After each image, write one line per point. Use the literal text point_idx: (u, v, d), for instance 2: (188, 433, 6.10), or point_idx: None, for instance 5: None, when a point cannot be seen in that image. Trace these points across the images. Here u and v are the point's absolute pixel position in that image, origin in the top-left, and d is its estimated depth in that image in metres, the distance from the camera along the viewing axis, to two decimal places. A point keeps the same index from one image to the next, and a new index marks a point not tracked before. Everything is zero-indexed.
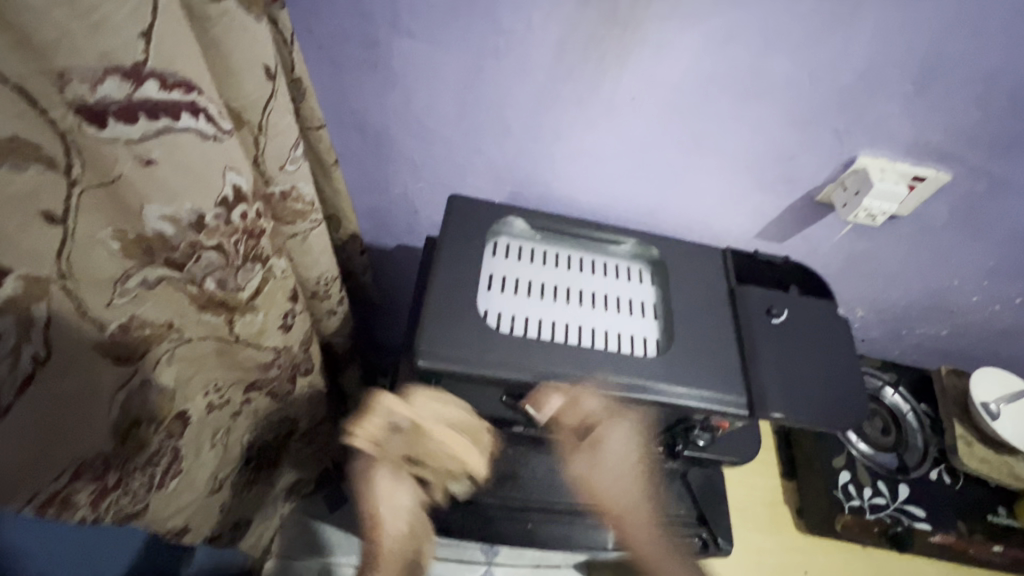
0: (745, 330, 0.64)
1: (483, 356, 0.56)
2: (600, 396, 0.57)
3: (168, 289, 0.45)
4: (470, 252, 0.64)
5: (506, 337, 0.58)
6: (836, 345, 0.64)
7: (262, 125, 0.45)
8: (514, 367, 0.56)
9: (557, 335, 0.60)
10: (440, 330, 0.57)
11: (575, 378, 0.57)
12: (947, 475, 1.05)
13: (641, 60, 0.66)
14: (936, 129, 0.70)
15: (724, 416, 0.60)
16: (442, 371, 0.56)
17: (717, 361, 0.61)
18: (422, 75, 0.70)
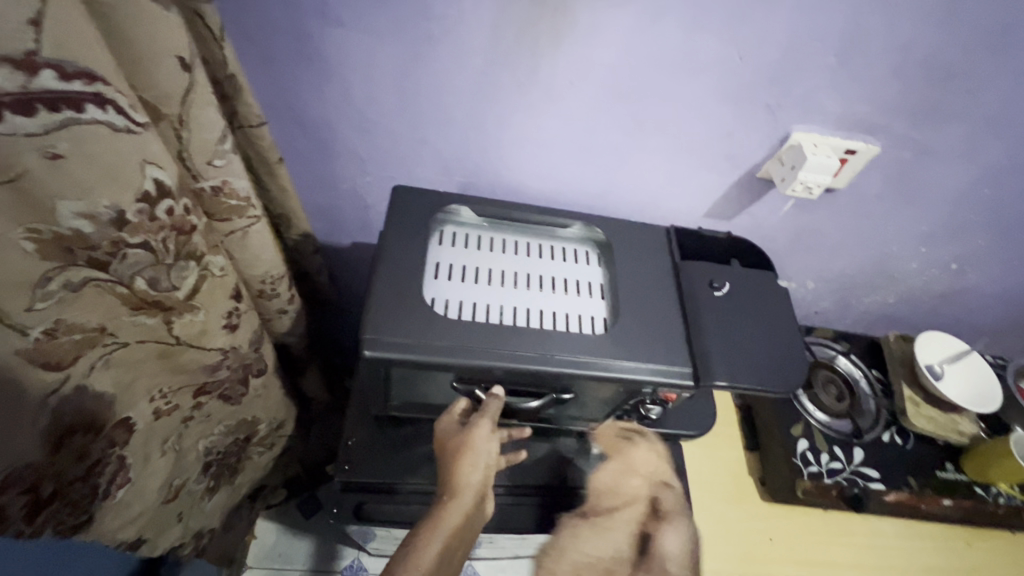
0: (689, 304, 0.66)
1: (431, 342, 0.57)
2: (550, 375, 0.58)
3: (96, 291, 0.44)
4: (416, 242, 0.65)
5: (454, 323, 0.58)
6: (775, 312, 0.67)
7: (181, 118, 0.44)
8: (462, 352, 0.57)
9: (505, 318, 0.61)
10: (386, 320, 0.58)
11: (524, 358, 0.58)
12: (898, 436, 1.10)
13: (574, 43, 0.67)
14: (861, 102, 0.74)
15: (672, 387, 0.61)
16: (390, 358, 0.56)
17: (663, 334, 0.63)
18: (360, 67, 0.70)
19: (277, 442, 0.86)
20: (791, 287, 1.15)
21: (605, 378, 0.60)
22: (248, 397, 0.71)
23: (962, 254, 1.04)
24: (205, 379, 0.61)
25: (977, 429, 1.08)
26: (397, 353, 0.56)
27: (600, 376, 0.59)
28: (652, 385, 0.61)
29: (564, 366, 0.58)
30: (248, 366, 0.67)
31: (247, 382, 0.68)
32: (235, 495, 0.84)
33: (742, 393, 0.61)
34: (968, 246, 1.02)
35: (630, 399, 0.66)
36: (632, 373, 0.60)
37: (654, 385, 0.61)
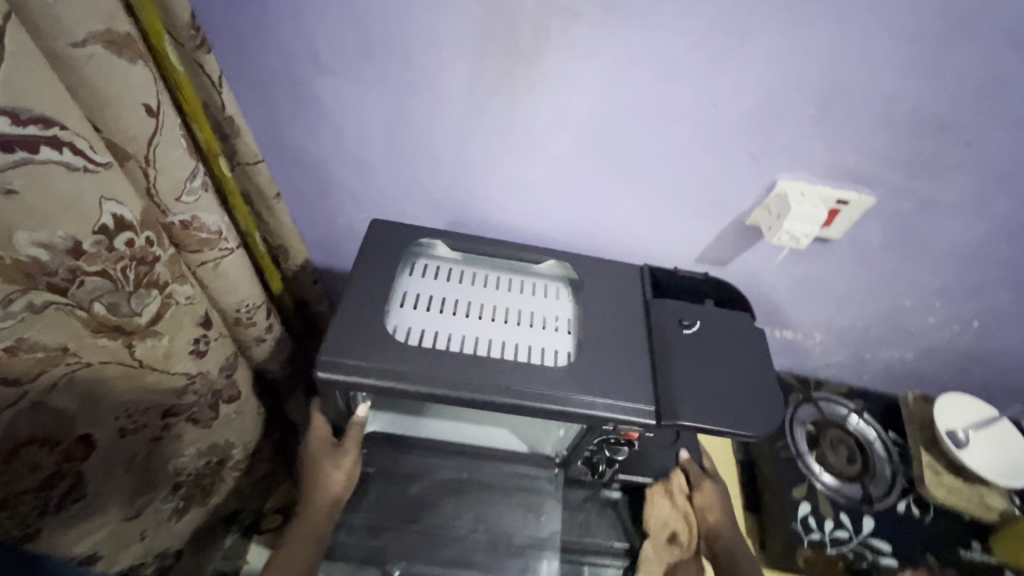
0: (658, 340, 0.65)
1: (385, 367, 0.57)
2: (506, 406, 0.57)
3: (57, 312, 0.46)
4: (387, 272, 0.66)
5: (412, 351, 0.59)
6: (748, 353, 0.65)
7: (148, 158, 0.47)
8: (416, 378, 0.57)
9: (465, 347, 0.60)
10: (343, 343, 0.59)
11: (479, 389, 0.57)
12: (916, 506, 1.00)
13: (549, 93, 0.69)
14: (849, 152, 0.72)
15: (634, 426, 0.59)
16: (343, 382, 0.57)
17: (628, 369, 0.61)
18: (349, 112, 0.74)
19: (257, 466, 0.88)
20: (797, 338, 1.09)
21: (564, 413, 0.58)
22: (219, 421, 0.72)
23: (983, 310, 0.97)
24: (171, 402, 0.63)
25: (1009, 504, 0.98)
26: (346, 376, 0.57)
27: (558, 410, 0.58)
28: (613, 423, 0.59)
29: (522, 397, 0.57)
30: (218, 392, 0.69)
31: (218, 407, 0.71)
32: (208, 519, 0.85)
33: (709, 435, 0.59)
34: (988, 302, 0.96)
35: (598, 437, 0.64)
36: (592, 409, 0.58)
37: (616, 423, 0.59)
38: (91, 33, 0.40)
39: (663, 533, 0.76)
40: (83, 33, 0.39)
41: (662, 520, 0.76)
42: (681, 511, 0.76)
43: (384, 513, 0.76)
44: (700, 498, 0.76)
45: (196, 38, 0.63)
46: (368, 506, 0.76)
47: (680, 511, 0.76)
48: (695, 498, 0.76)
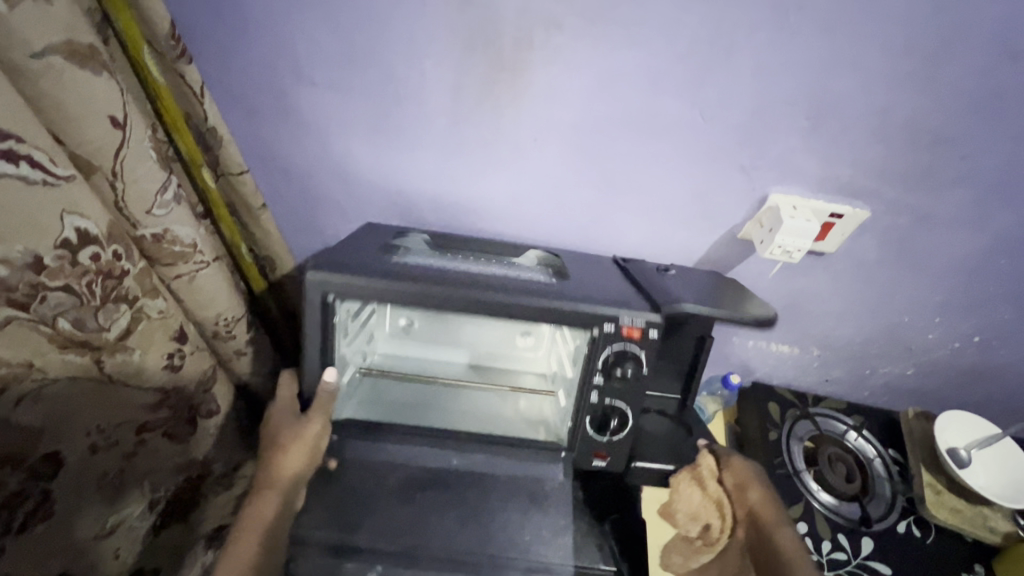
0: (642, 282, 0.73)
1: (394, 279, 0.62)
2: (515, 305, 0.61)
3: (20, 329, 0.45)
4: (379, 245, 0.72)
5: (424, 271, 0.65)
6: (719, 292, 0.75)
7: (115, 171, 0.46)
8: (429, 283, 0.62)
9: (471, 275, 0.66)
10: (355, 265, 0.64)
11: (489, 292, 0.62)
12: (916, 527, 0.97)
13: (535, 105, 0.67)
14: (842, 164, 0.70)
15: (637, 320, 0.63)
16: (360, 285, 0.61)
17: (620, 291, 0.68)
18: (333, 125, 0.73)
19: None
20: (793, 352, 1.07)
21: (570, 307, 0.62)
22: (198, 436, 0.71)
23: (984, 325, 0.95)
24: (145, 418, 0.62)
25: (1015, 527, 0.95)
26: (335, 281, 0.61)
27: (565, 304, 0.62)
28: (617, 315, 0.63)
29: (530, 299, 0.62)
30: (195, 406, 0.68)
31: (196, 422, 0.69)
32: None
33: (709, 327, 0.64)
34: (988, 319, 0.94)
35: (598, 361, 0.65)
36: (595, 305, 0.63)
37: (619, 317, 0.63)
38: (52, 43, 0.39)
39: (694, 523, 0.72)
40: (42, 44, 0.38)
41: (692, 508, 0.72)
42: (714, 499, 0.70)
43: (340, 523, 0.62)
44: (729, 476, 0.68)
45: (178, 48, 0.63)
46: (323, 517, 0.63)
47: (710, 496, 0.71)
48: (726, 478, 0.69)
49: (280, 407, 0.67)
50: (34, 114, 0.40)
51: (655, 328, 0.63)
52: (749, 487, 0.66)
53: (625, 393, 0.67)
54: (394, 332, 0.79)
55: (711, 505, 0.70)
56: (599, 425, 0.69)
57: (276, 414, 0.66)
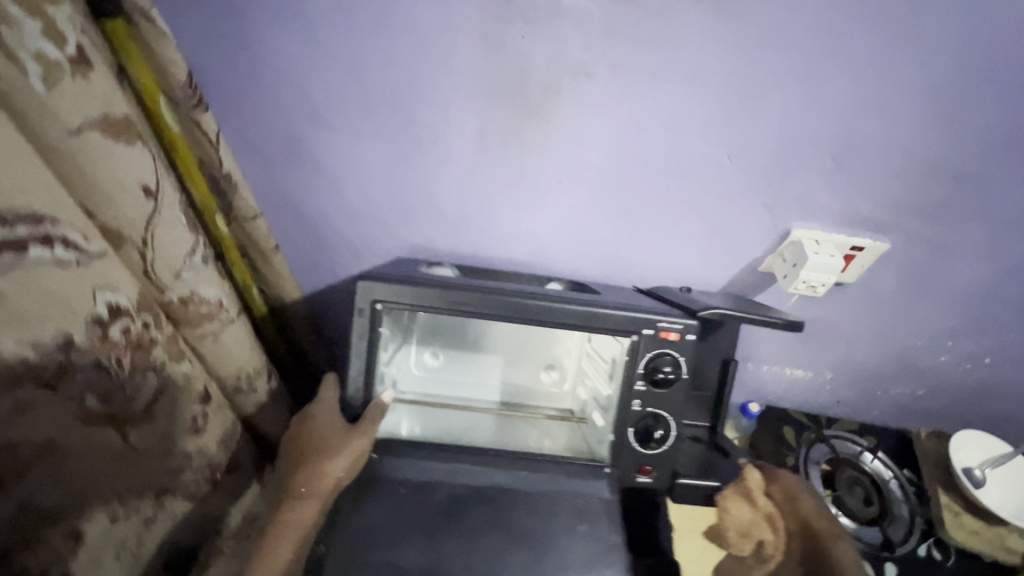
0: (669, 294, 0.76)
1: (438, 291, 0.65)
2: (555, 314, 0.64)
3: (47, 408, 0.42)
4: (414, 263, 0.74)
5: (465, 284, 0.67)
6: (742, 300, 0.78)
7: (145, 240, 0.45)
8: (472, 294, 0.64)
9: (509, 288, 0.68)
10: (399, 279, 0.66)
11: (528, 304, 0.64)
12: (937, 550, 0.96)
13: (560, 149, 0.66)
14: (865, 200, 0.71)
15: (671, 323, 0.66)
16: (405, 298, 0.63)
17: (650, 303, 0.71)
18: (348, 170, 0.70)
19: None
20: (807, 376, 1.07)
21: (606, 317, 0.65)
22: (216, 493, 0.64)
23: (994, 346, 0.97)
24: (168, 481, 0.56)
25: None
26: (385, 290, 0.63)
27: (602, 314, 0.65)
28: (652, 321, 0.65)
29: (567, 311, 0.65)
30: (217, 464, 0.63)
31: (215, 481, 0.63)
32: None
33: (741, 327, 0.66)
34: (996, 339, 0.96)
35: (640, 365, 0.66)
36: (630, 312, 0.65)
37: (654, 321, 0.66)
38: (88, 118, 0.40)
39: (745, 541, 0.68)
40: (79, 120, 0.39)
41: (740, 526, 0.69)
42: (764, 514, 0.68)
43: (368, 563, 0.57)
44: (779, 490, 0.69)
45: (193, 97, 0.61)
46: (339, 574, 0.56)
47: (760, 511, 0.69)
48: (775, 491, 0.69)
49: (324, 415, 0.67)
50: (66, 190, 0.40)
51: (692, 332, 0.66)
52: (803, 500, 0.66)
53: (668, 398, 0.68)
54: (423, 372, 0.83)
55: (761, 520, 0.68)
56: (643, 436, 0.69)
57: (322, 422, 0.66)
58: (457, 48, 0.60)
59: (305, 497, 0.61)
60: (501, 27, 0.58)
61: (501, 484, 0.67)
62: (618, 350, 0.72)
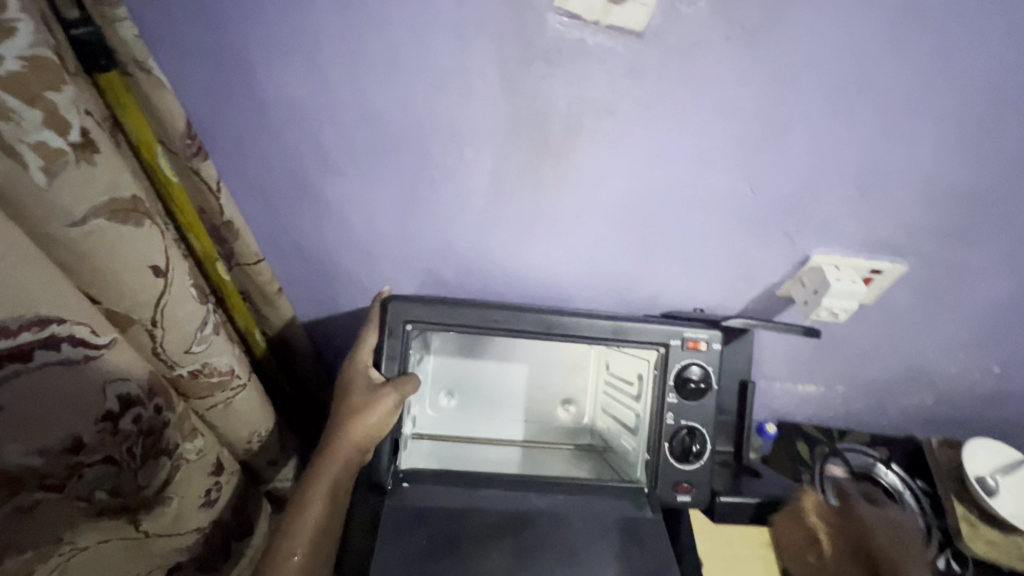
0: (686, 316, 0.76)
1: (460, 311, 0.63)
2: (583, 328, 0.64)
3: (54, 505, 0.39)
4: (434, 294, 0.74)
5: (489, 302, 0.66)
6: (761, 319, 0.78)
7: (156, 320, 0.41)
8: (496, 310, 0.64)
9: (532, 306, 0.68)
10: (422, 299, 0.65)
11: (554, 316, 0.64)
12: (956, 561, 0.94)
13: (580, 185, 0.65)
14: (885, 226, 0.70)
15: (696, 334, 0.65)
16: (430, 314, 0.63)
17: (673, 319, 0.70)
18: (359, 211, 0.68)
19: None
20: (819, 391, 1.03)
21: (632, 328, 0.65)
22: (234, 557, 0.61)
23: (1006, 357, 0.96)
24: (179, 556, 0.54)
25: None
26: (414, 309, 0.63)
27: (627, 326, 0.65)
28: (676, 331, 0.65)
29: (593, 325, 0.65)
30: (229, 528, 0.59)
31: (229, 546, 0.60)
32: None
33: (766, 332, 0.66)
34: (1007, 350, 0.95)
35: (669, 376, 0.66)
36: (654, 324, 0.65)
37: (678, 332, 0.65)
38: (94, 206, 0.36)
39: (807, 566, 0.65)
40: (83, 209, 0.35)
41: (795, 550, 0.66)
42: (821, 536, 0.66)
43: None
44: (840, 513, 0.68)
45: (193, 147, 0.57)
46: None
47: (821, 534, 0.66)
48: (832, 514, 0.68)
49: (355, 373, 0.64)
50: (70, 281, 0.36)
51: (718, 341, 0.66)
52: (868, 520, 0.66)
53: (699, 413, 0.66)
54: (437, 413, 0.80)
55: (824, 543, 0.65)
56: (680, 453, 0.67)
57: (352, 380, 0.64)
58: (473, 91, 0.57)
59: (333, 453, 0.60)
60: (522, 70, 0.56)
61: (538, 506, 0.63)
62: (644, 367, 0.70)
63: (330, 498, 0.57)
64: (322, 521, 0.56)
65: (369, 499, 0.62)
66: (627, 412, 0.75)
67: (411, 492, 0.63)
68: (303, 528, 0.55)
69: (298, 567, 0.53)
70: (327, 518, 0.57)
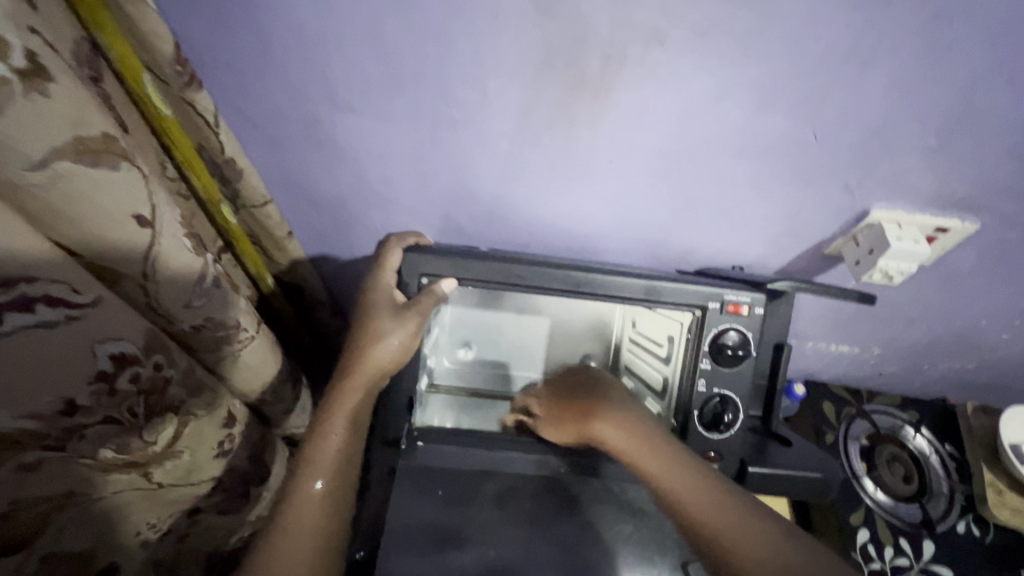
0: (713, 272, 0.70)
1: (480, 267, 0.58)
2: (619, 288, 0.59)
3: (58, 462, 0.38)
4: (450, 245, 0.68)
5: (510, 257, 0.61)
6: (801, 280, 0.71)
7: (147, 273, 0.39)
8: (517, 263, 0.58)
9: (556, 262, 0.63)
10: (436, 249, 0.60)
11: (584, 271, 0.59)
12: (975, 525, 0.86)
13: (618, 125, 0.58)
14: (962, 180, 0.61)
15: (737, 295, 0.60)
16: (445, 264, 0.58)
17: (709, 279, 0.65)
18: (373, 152, 0.62)
19: None
20: (853, 352, 0.96)
21: (667, 288, 0.60)
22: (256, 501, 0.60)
23: None
24: (198, 501, 0.53)
25: None
26: (430, 263, 0.58)
27: (662, 287, 0.59)
28: (713, 294, 0.60)
29: (628, 289, 0.59)
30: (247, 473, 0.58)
31: (249, 493, 0.59)
32: None
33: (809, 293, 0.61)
34: None
35: (705, 341, 0.61)
36: (691, 286, 0.60)
37: (716, 295, 0.60)
38: (55, 147, 0.31)
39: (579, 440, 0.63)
40: (44, 149, 0.31)
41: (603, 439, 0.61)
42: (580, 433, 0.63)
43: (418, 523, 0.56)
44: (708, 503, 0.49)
45: (184, 75, 0.51)
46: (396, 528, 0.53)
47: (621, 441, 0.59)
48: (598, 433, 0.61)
49: (377, 299, 0.58)
50: (37, 230, 0.33)
51: (761, 306, 0.60)
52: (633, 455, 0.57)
53: (733, 379, 0.63)
54: (456, 365, 0.78)
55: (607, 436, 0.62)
56: (709, 420, 0.63)
57: (375, 308, 0.57)
58: (500, 12, 0.50)
59: (350, 382, 0.55)
60: None
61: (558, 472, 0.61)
62: (677, 329, 0.66)
63: (355, 431, 0.53)
64: (342, 450, 0.51)
65: (386, 453, 0.60)
66: (654, 374, 0.72)
67: (425, 451, 0.62)
68: (323, 456, 0.50)
69: (321, 496, 0.48)
70: (347, 447, 0.52)
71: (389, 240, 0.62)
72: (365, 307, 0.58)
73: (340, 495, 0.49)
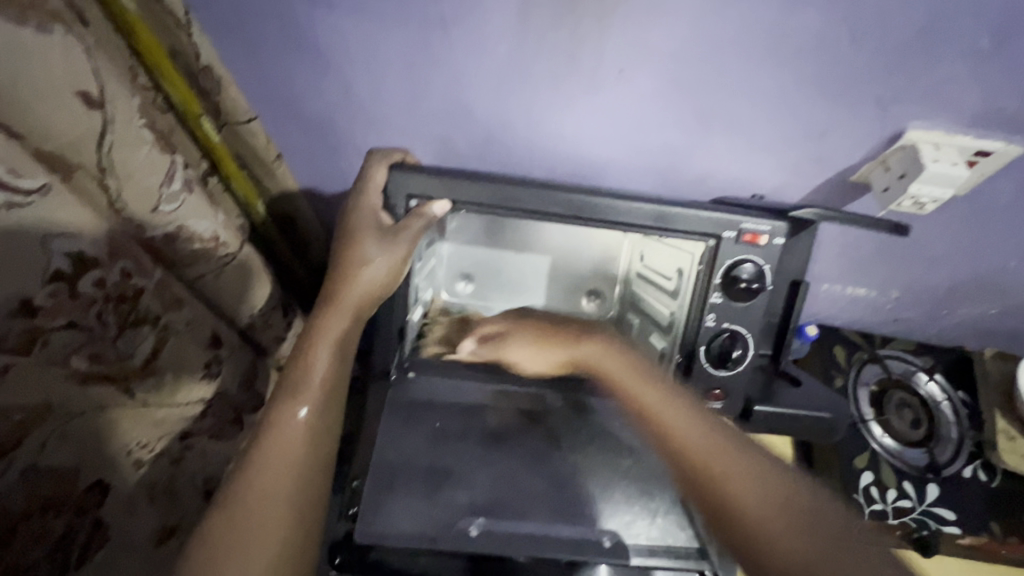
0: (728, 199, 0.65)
1: (475, 189, 0.55)
2: (629, 214, 0.55)
3: (30, 368, 0.36)
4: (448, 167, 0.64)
5: (508, 178, 0.56)
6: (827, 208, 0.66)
7: (102, 166, 0.39)
8: (516, 186, 0.55)
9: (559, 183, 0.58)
10: (426, 169, 0.56)
11: (589, 194, 0.55)
12: (982, 471, 0.83)
13: (625, 24, 0.53)
14: (1013, 92, 0.54)
15: (758, 220, 0.55)
16: (435, 184, 0.55)
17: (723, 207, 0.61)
18: (358, 58, 0.57)
19: None
20: (869, 296, 0.92)
21: (681, 213, 0.55)
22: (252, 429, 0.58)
23: None
24: (190, 423, 0.50)
25: None
26: (418, 183, 0.55)
27: (672, 210, 0.55)
28: (730, 221, 0.56)
29: (638, 216, 0.55)
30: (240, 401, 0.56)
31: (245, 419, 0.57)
32: None
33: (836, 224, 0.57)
34: None
35: (716, 274, 0.58)
36: (707, 211, 0.55)
37: (733, 221, 0.56)
38: None
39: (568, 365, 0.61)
40: None
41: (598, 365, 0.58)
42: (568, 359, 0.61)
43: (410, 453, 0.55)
44: (755, 497, 0.42)
45: None
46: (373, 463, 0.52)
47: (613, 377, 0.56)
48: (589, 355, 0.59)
49: (364, 223, 0.55)
50: None
51: (782, 236, 0.56)
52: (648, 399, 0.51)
53: (745, 312, 0.59)
54: (455, 300, 0.76)
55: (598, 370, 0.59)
56: (716, 357, 0.61)
57: (359, 232, 0.54)
58: None
59: (338, 305, 0.52)
60: None
61: (553, 403, 0.61)
62: (686, 262, 0.62)
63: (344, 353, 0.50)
64: (328, 376, 0.48)
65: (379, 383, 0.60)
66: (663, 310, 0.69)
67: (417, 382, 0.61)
68: (309, 379, 0.46)
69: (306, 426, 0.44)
70: (337, 372, 0.49)
71: (370, 157, 0.57)
72: (347, 231, 0.55)
73: (327, 424, 0.46)
